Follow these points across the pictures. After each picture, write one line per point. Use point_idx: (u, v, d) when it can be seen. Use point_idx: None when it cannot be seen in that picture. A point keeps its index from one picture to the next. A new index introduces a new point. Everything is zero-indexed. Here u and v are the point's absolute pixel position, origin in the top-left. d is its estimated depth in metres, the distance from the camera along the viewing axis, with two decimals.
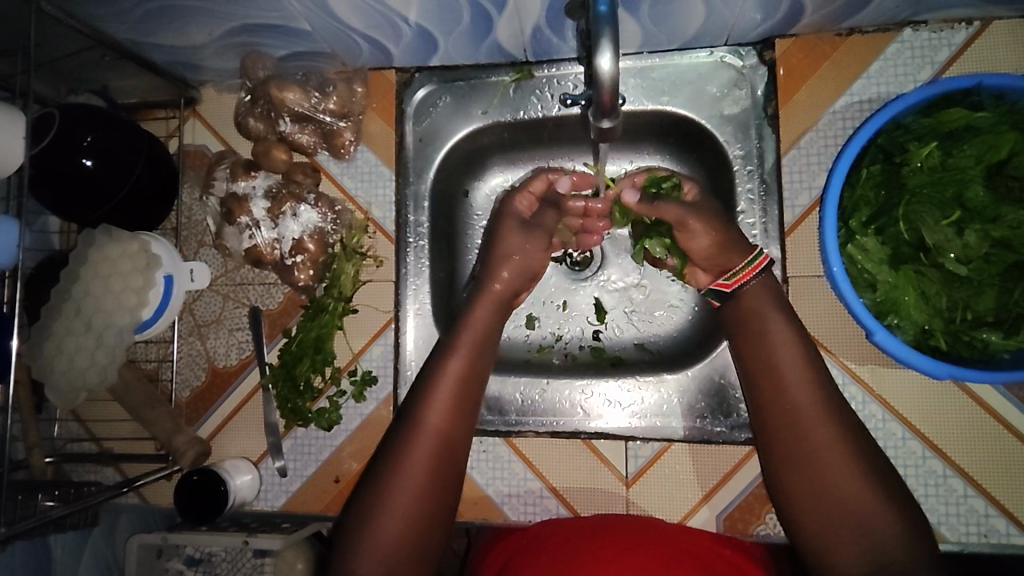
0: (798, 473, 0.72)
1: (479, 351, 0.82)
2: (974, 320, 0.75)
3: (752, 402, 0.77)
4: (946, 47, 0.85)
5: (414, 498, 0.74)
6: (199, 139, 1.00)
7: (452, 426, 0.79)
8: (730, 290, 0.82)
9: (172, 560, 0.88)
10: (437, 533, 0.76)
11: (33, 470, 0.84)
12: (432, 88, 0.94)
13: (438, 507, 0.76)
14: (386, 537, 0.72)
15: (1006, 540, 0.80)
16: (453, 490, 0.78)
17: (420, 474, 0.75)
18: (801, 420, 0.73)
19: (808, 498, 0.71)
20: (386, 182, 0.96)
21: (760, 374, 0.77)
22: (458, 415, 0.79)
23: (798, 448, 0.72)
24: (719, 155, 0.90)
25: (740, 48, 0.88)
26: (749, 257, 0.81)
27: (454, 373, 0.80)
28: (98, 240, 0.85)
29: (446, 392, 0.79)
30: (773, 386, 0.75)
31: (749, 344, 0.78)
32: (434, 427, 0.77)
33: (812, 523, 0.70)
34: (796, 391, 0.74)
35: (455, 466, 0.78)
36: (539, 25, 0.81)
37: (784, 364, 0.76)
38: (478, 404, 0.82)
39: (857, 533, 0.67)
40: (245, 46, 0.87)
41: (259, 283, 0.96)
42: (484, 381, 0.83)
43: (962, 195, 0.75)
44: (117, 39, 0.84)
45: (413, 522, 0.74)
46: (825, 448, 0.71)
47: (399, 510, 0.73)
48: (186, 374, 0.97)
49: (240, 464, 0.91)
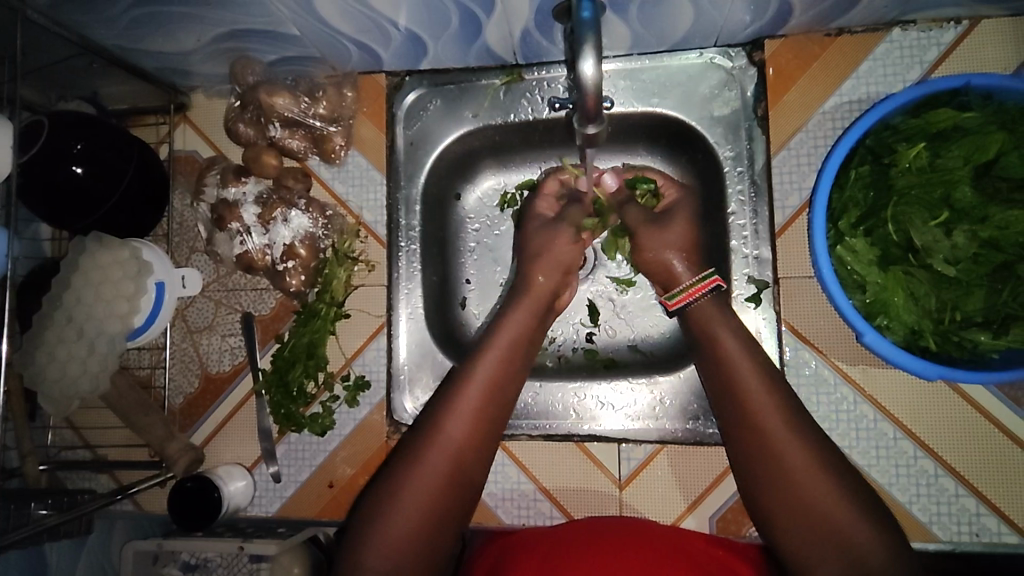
0: (773, 477, 0.72)
1: (508, 362, 0.82)
2: (963, 320, 0.76)
3: (722, 414, 0.77)
4: (934, 47, 0.85)
5: (429, 500, 0.74)
6: (189, 145, 1.00)
7: (476, 431, 0.78)
8: (672, 310, 0.83)
9: (167, 567, 0.87)
10: (446, 537, 0.75)
11: (27, 478, 0.84)
12: (422, 92, 0.94)
13: (450, 511, 0.75)
14: (395, 536, 0.72)
15: (998, 539, 0.80)
16: (467, 496, 0.77)
17: (438, 477, 0.75)
18: (771, 431, 0.73)
19: (781, 508, 0.71)
20: (377, 186, 0.96)
21: (726, 388, 0.76)
22: (483, 422, 0.79)
23: (773, 460, 0.72)
24: (710, 157, 0.90)
25: (729, 49, 0.88)
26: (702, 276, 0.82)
27: (480, 381, 0.80)
28: (88, 248, 0.85)
29: (473, 398, 0.79)
30: (740, 397, 0.75)
31: (710, 361, 0.78)
32: (457, 431, 0.77)
33: (789, 534, 0.70)
34: (764, 402, 0.74)
35: (473, 472, 0.78)
36: (527, 28, 0.81)
37: (750, 376, 0.75)
38: (504, 415, 0.81)
39: (835, 542, 0.67)
40: (234, 51, 0.87)
41: (251, 289, 0.96)
42: (513, 391, 0.83)
43: (950, 196, 0.74)
44: (105, 46, 0.84)
45: (424, 524, 0.73)
46: (799, 458, 0.71)
47: (413, 510, 0.73)
48: (179, 381, 0.97)
49: (234, 471, 0.92)
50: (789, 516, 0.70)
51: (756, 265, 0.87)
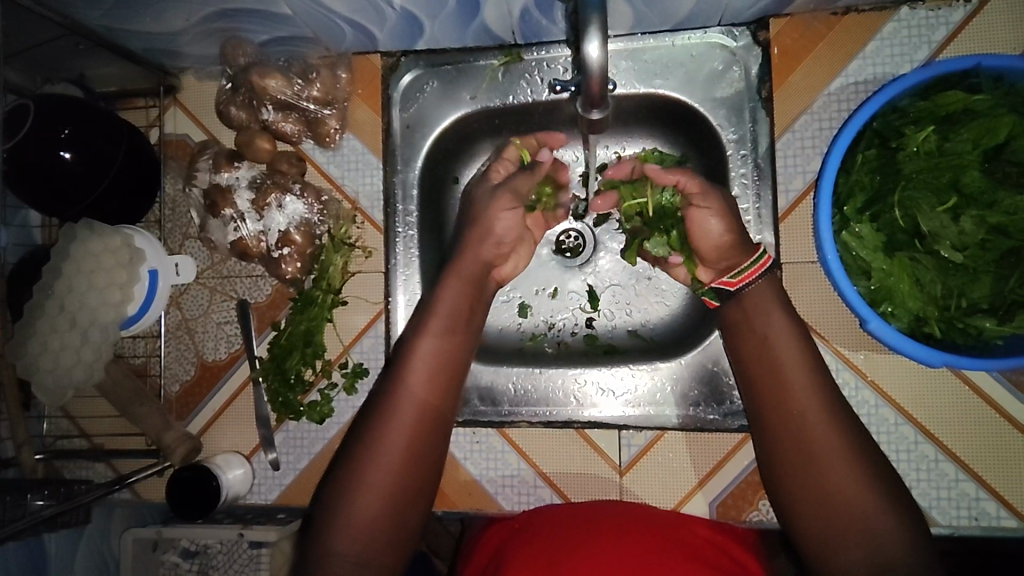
0: (790, 450, 0.72)
1: (461, 340, 0.82)
2: (969, 307, 0.75)
3: (751, 390, 0.77)
4: (943, 26, 0.83)
5: (392, 479, 0.74)
6: (181, 128, 0.98)
7: (432, 410, 0.78)
8: (735, 289, 0.78)
9: (167, 553, 0.88)
10: (412, 518, 0.75)
11: (24, 468, 0.83)
12: (419, 73, 0.92)
13: (415, 491, 0.75)
14: (362, 516, 0.72)
15: (996, 524, 0.80)
16: (430, 474, 0.77)
17: (398, 456, 0.74)
18: (801, 409, 0.73)
19: (802, 495, 0.71)
20: (374, 170, 0.94)
21: (765, 371, 0.76)
22: (440, 402, 0.78)
23: (803, 448, 0.72)
24: (712, 140, 0.88)
25: (733, 28, 0.86)
26: (754, 256, 0.77)
27: (428, 363, 0.79)
28: (78, 235, 0.83)
29: (424, 378, 0.78)
30: (772, 372, 0.75)
31: (750, 343, 0.78)
32: (412, 411, 0.77)
33: (807, 521, 0.70)
34: (799, 388, 0.74)
35: (434, 451, 0.78)
36: (526, 7, 0.79)
37: (785, 357, 0.76)
38: (461, 378, 0.82)
39: (850, 524, 0.67)
40: (225, 31, 0.85)
41: (247, 276, 0.95)
42: (465, 371, 0.82)
43: (958, 181, 0.73)
44: (90, 26, 0.81)
45: (388, 502, 0.73)
46: (823, 441, 0.71)
47: (374, 488, 0.73)
48: (175, 369, 0.96)
49: (232, 459, 0.91)
50: (806, 503, 0.71)
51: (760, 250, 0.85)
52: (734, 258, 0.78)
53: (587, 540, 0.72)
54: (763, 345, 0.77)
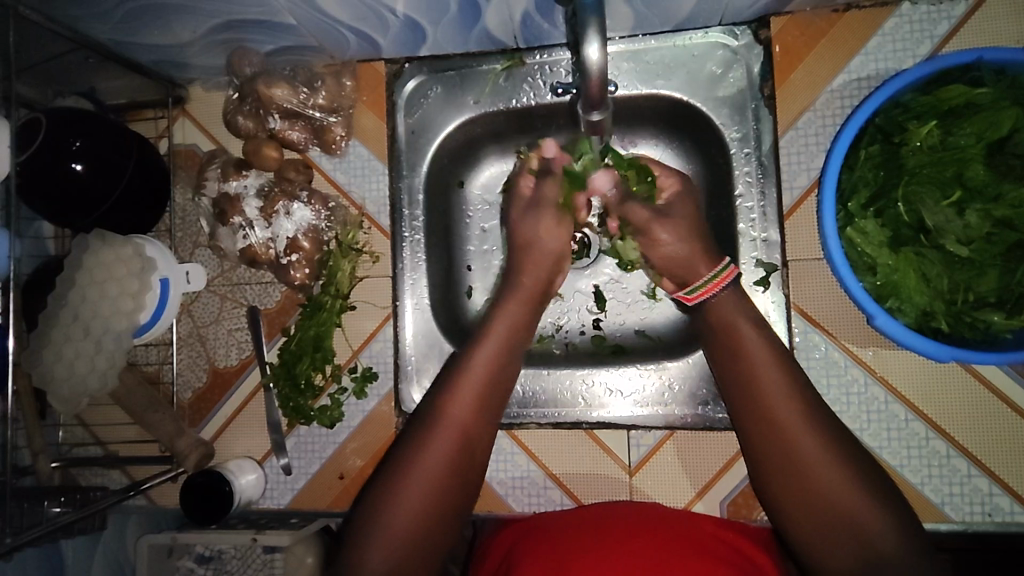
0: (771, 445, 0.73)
1: (499, 367, 0.81)
2: (976, 301, 0.75)
3: (728, 390, 0.78)
4: (945, 20, 0.83)
5: (425, 500, 0.74)
6: (189, 138, 0.99)
7: (473, 423, 0.78)
8: (692, 304, 0.83)
9: (182, 559, 0.89)
10: (445, 533, 0.76)
11: (41, 476, 0.84)
12: (422, 79, 0.93)
13: (444, 523, 0.75)
14: (392, 539, 0.72)
15: (1011, 519, 0.80)
16: (462, 501, 0.77)
17: (429, 489, 0.74)
18: (778, 415, 0.73)
19: (789, 494, 0.71)
20: (379, 176, 0.95)
21: (738, 370, 0.77)
22: (479, 415, 0.79)
23: (783, 444, 0.72)
24: (717, 140, 0.88)
25: (734, 27, 0.86)
26: (716, 269, 0.81)
27: (470, 386, 0.79)
28: (90, 246, 0.85)
29: (460, 412, 0.78)
30: (750, 372, 0.75)
31: (718, 340, 0.79)
32: (450, 434, 0.77)
33: (798, 521, 0.71)
34: (776, 385, 0.74)
35: (466, 481, 0.78)
36: (527, 11, 0.80)
37: (760, 359, 0.75)
38: (505, 393, 0.82)
39: (844, 529, 0.68)
40: (231, 42, 0.86)
41: (256, 283, 0.96)
42: (504, 393, 0.82)
43: (962, 174, 0.74)
44: (99, 40, 0.83)
45: (417, 535, 0.73)
46: (804, 443, 0.71)
47: (406, 523, 0.73)
48: (188, 376, 0.97)
49: (245, 464, 0.92)
50: (784, 487, 0.72)
51: (764, 248, 0.85)
52: (695, 273, 0.83)
53: (606, 539, 0.73)
54: (736, 347, 0.77)
